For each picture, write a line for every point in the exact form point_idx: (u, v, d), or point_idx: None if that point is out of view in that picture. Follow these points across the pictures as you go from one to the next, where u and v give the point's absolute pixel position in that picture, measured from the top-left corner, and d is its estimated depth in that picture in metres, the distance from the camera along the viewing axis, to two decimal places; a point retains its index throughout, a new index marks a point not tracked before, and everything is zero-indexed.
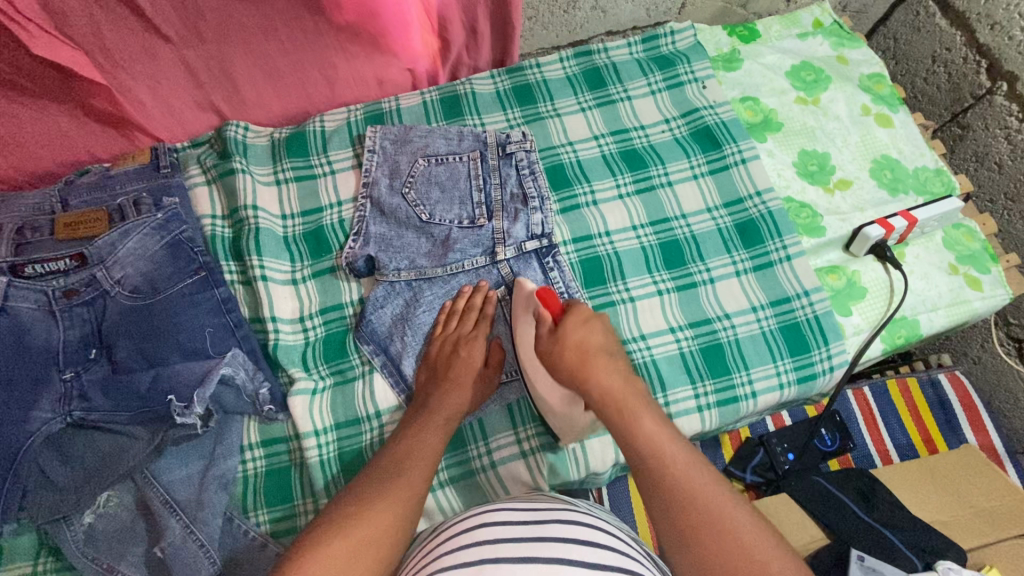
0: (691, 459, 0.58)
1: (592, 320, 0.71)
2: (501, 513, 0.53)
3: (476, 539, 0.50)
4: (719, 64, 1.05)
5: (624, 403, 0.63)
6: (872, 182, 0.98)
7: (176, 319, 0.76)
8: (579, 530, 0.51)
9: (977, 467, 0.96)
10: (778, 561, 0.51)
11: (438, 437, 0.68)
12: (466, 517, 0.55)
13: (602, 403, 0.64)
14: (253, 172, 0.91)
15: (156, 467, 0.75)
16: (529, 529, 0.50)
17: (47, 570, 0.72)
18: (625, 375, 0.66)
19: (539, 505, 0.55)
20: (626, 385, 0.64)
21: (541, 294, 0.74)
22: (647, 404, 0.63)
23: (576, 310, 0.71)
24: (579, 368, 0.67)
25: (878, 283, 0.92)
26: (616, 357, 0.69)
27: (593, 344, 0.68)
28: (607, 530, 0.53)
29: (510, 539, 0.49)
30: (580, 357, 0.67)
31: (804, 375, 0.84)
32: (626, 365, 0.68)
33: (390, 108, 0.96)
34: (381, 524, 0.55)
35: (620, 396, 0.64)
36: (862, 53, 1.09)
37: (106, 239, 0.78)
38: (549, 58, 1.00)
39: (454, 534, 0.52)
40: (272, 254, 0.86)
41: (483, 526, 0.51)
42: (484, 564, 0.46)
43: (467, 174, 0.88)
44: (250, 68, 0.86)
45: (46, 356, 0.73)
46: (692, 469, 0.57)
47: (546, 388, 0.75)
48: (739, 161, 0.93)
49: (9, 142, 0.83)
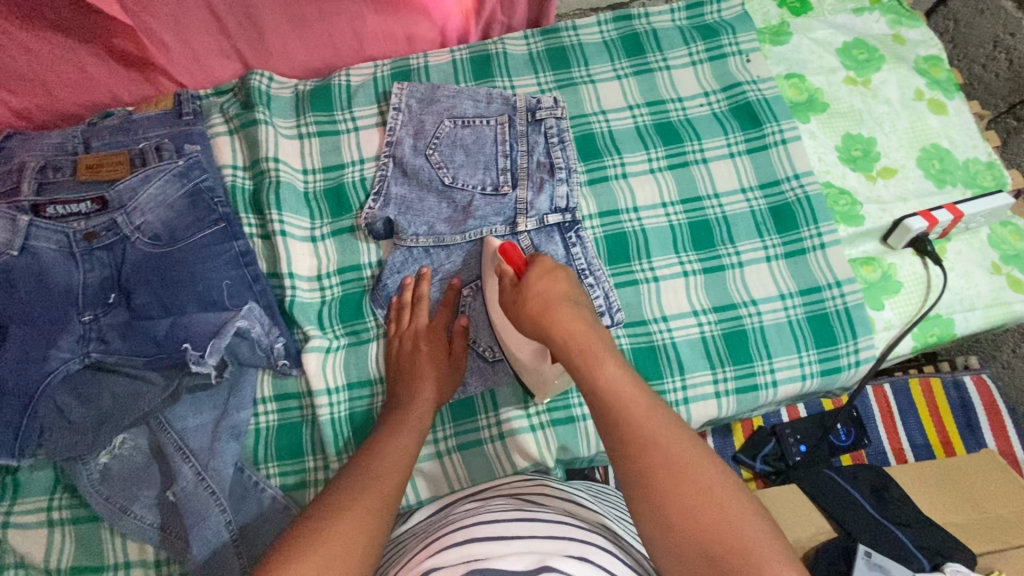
0: (656, 412, 0.56)
1: (557, 270, 0.67)
2: (490, 528, 0.53)
3: (466, 555, 0.49)
4: (765, 37, 0.99)
5: (588, 352, 0.60)
6: (919, 172, 0.93)
7: (194, 269, 0.76)
8: (569, 546, 0.51)
9: (995, 473, 0.93)
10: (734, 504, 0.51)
11: (409, 442, 0.67)
12: (453, 532, 0.54)
13: (565, 350, 0.61)
14: (276, 124, 0.89)
15: (171, 414, 0.76)
16: (517, 543, 0.50)
17: (63, 506, 0.74)
18: (589, 322, 0.62)
19: (528, 521, 0.55)
20: (590, 331, 0.61)
21: (500, 249, 0.71)
22: (615, 354, 0.60)
23: (537, 264, 0.68)
24: (541, 316, 0.63)
25: (915, 278, 0.88)
26: (581, 304, 0.65)
27: (556, 293, 0.65)
28: (597, 543, 0.53)
29: (498, 554, 0.49)
30: (543, 306, 0.64)
31: (828, 367, 0.81)
32: (592, 313, 0.64)
33: (417, 65, 0.92)
34: (353, 537, 0.54)
35: (584, 343, 0.60)
36: (920, 33, 1.02)
37: (127, 184, 0.77)
38: (586, 21, 0.96)
39: (441, 548, 0.52)
40: (292, 209, 0.84)
41: (470, 541, 0.51)
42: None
43: (493, 139, 0.85)
44: (276, 15, 0.84)
45: (67, 296, 0.74)
46: (672, 440, 0.54)
47: (518, 345, 0.73)
48: (779, 141, 0.89)
49: (33, 79, 0.82)
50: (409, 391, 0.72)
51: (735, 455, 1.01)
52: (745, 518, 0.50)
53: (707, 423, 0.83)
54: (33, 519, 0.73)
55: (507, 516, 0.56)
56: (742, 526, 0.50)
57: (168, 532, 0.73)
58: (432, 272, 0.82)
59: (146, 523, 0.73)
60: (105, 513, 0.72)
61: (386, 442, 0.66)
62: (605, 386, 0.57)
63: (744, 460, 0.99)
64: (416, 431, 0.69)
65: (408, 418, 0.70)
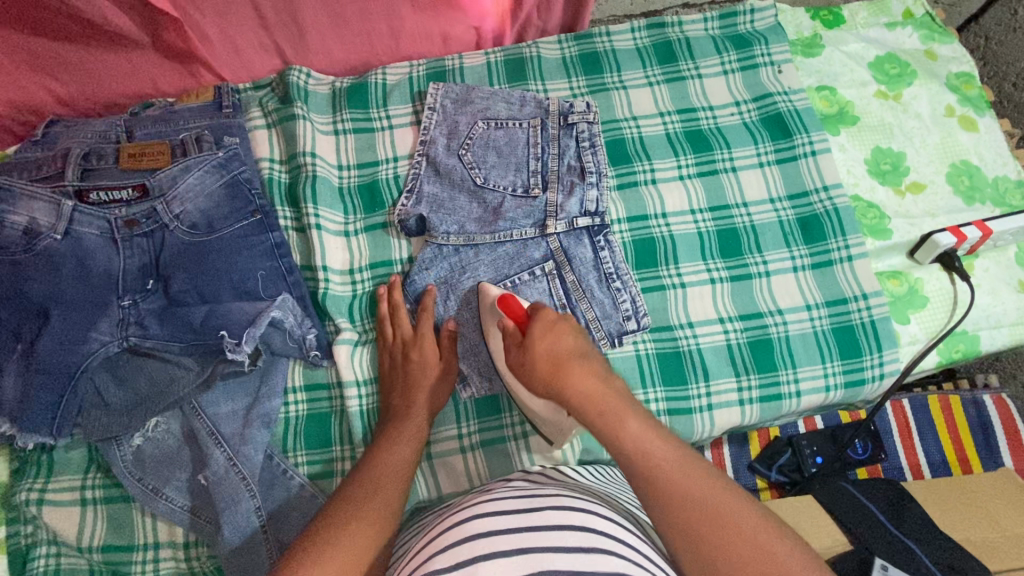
0: (685, 465, 0.57)
1: (558, 324, 0.67)
2: (498, 503, 0.54)
3: (468, 530, 0.51)
4: (797, 49, 0.99)
5: (609, 413, 0.60)
6: (948, 188, 0.93)
7: (233, 259, 0.78)
8: (575, 515, 0.53)
9: (1010, 495, 0.91)
10: (781, 546, 0.52)
11: (410, 447, 0.69)
12: (461, 509, 0.56)
13: (583, 412, 0.61)
14: (313, 120, 0.90)
15: (204, 399, 0.77)
16: (522, 517, 0.52)
17: (96, 486, 0.76)
18: (601, 377, 0.63)
19: (534, 494, 0.56)
20: (606, 391, 0.62)
21: (500, 301, 0.73)
22: (633, 410, 0.60)
23: (538, 317, 0.68)
24: (553, 378, 0.63)
25: (941, 293, 0.88)
26: (591, 359, 0.65)
27: (562, 350, 0.65)
28: (601, 513, 0.55)
29: (503, 531, 0.50)
30: (552, 367, 0.64)
31: (852, 380, 0.82)
32: (603, 367, 0.65)
33: (452, 66, 0.94)
34: (364, 544, 0.56)
35: (602, 403, 0.61)
36: (953, 49, 1.02)
37: (168, 173, 0.79)
38: (620, 28, 0.97)
39: (450, 526, 0.54)
40: (327, 203, 0.86)
41: (477, 516, 0.52)
42: (480, 561, 0.47)
43: (526, 141, 0.86)
44: (318, 13, 0.85)
45: (108, 281, 0.76)
46: (690, 477, 0.56)
47: (531, 399, 0.73)
48: (809, 153, 0.90)
49: (80, 68, 0.85)
50: (403, 401, 0.74)
51: (750, 465, 1.00)
52: (771, 540, 0.52)
53: (730, 431, 0.83)
54: (67, 496, 0.74)
55: (515, 491, 0.57)
56: (771, 547, 0.52)
57: (197, 514, 0.74)
58: (404, 281, 0.83)
59: (177, 506, 0.74)
60: (137, 494, 0.74)
61: (391, 448, 0.68)
62: (629, 448, 0.58)
63: (760, 470, 0.98)
64: (416, 438, 0.70)
65: (406, 425, 0.71)
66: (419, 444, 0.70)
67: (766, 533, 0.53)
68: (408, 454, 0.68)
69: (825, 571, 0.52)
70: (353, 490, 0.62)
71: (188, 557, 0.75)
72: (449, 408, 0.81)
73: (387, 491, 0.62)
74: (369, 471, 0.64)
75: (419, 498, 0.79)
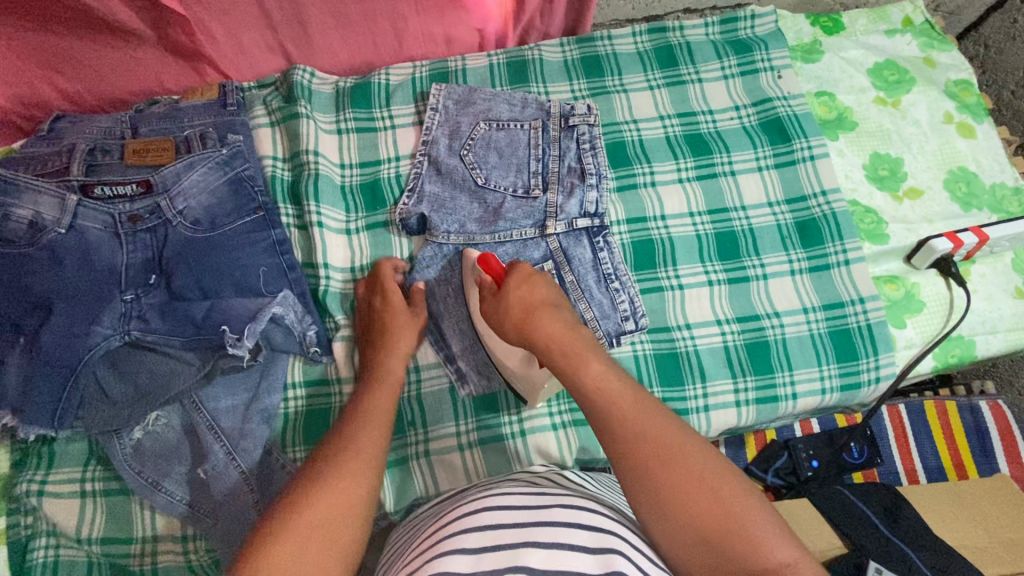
0: (642, 404, 0.58)
1: (534, 276, 0.70)
2: (502, 498, 0.56)
3: (473, 523, 0.52)
4: (797, 54, 1.00)
5: (574, 352, 0.63)
6: (945, 195, 0.93)
7: (236, 255, 0.79)
8: (579, 514, 0.53)
9: (1006, 498, 0.92)
10: (724, 483, 0.53)
11: (387, 398, 0.69)
12: (468, 502, 0.57)
13: (551, 352, 0.64)
14: (317, 118, 0.91)
15: (205, 394, 0.78)
16: (526, 513, 0.53)
17: (95, 478, 0.76)
18: (571, 324, 0.66)
19: (539, 492, 0.57)
20: (572, 335, 0.64)
21: (479, 259, 0.74)
22: (597, 353, 0.63)
23: (516, 269, 0.71)
24: (523, 323, 0.66)
25: (938, 298, 0.89)
26: (562, 307, 0.68)
27: (536, 300, 0.68)
28: (606, 513, 0.56)
29: (508, 525, 0.51)
30: (524, 313, 0.67)
31: (848, 383, 0.82)
32: (573, 316, 0.68)
33: (455, 68, 0.95)
34: (345, 495, 0.55)
35: (568, 345, 0.63)
36: (952, 57, 1.03)
37: (172, 170, 0.79)
38: (622, 32, 0.98)
39: (455, 518, 0.55)
40: (329, 202, 0.87)
41: (484, 511, 0.54)
42: (484, 552, 0.48)
43: (527, 143, 0.87)
44: (322, 12, 0.86)
45: (111, 275, 0.76)
46: (644, 414, 0.57)
47: (504, 352, 0.75)
48: (807, 158, 0.91)
49: (87, 66, 0.86)
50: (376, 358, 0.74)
51: (747, 467, 1.00)
52: (715, 478, 0.54)
53: (726, 433, 0.84)
54: (67, 488, 0.75)
55: (521, 488, 0.58)
56: (714, 485, 0.53)
57: (196, 508, 0.75)
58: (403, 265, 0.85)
59: (176, 499, 0.75)
60: (136, 487, 0.75)
61: (366, 400, 0.68)
62: (589, 385, 0.60)
63: (756, 472, 0.98)
64: (393, 387, 0.71)
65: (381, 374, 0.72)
66: (396, 392, 0.70)
67: (721, 478, 0.54)
68: (385, 402, 0.68)
69: (771, 514, 0.53)
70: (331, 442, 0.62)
71: (186, 550, 0.75)
72: (447, 405, 0.81)
73: (367, 440, 0.62)
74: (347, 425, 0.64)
75: (417, 494, 0.79)
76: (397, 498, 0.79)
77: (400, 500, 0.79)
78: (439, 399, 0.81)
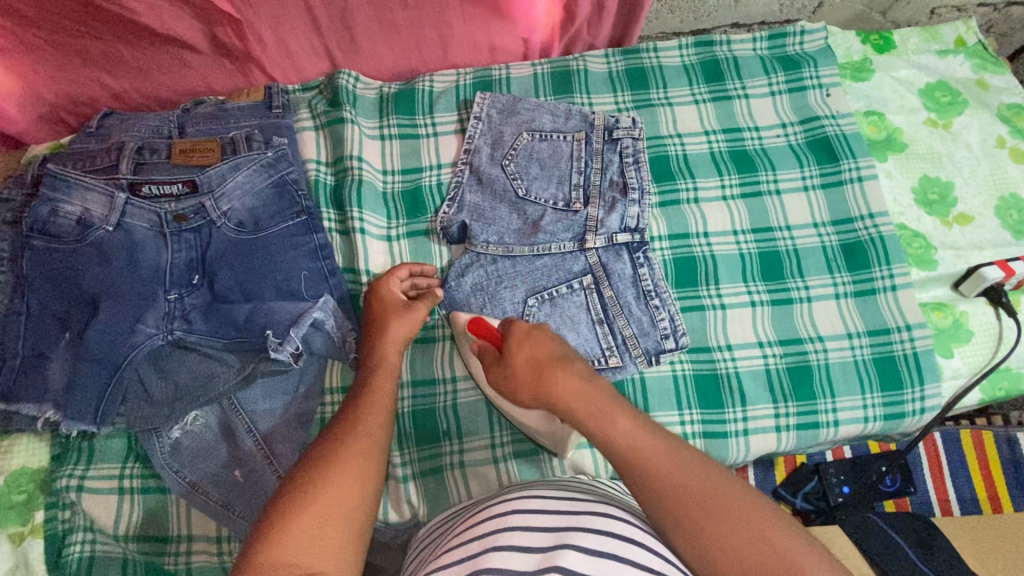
0: (671, 456, 0.56)
1: (535, 331, 0.67)
2: (533, 501, 0.55)
3: (502, 524, 0.51)
4: (847, 72, 0.98)
5: (597, 411, 0.59)
6: (996, 221, 0.91)
7: (277, 258, 0.79)
8: (616, 528, 0.52)
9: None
10: (765, 519, 0.51)
11: (387, 382, 0.69)
12: (497, 503, 0.57)
13: (574, 413, 0.61)
14: (360, 123, 0.91)
15: (242, 396, 0.78)
16: (559, 519, 0.52)
17: (135, 475, 0.77)
18: (587, 378, 0.63)
19: (572, 498, 0.56)
20: (593, 390, 0.62)
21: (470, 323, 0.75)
22: (622, 408, 0.60)
23: (514, 328, 0.68)
24: (539, 383, 0.63)
25: (985, 328, 0.86)
26: (576, 359, 0.65)
27: (546, 355, 0.65)
28: (638, 524, 0.54)
29: (540, 530, 0.51)
30: (538, 372, 0.64)
31: (892, 412, 0.80)
32: (588, 368, 0.65)
33: (499, 76, 0.94)
34: (354, 479, 0.55)
35: (590, 404, 0.60)
36: (1005, 79, 1.00)
37: (217, 170, 0.79)
38: (668, 44, 0.96)
39: (483, 519, 0.54)
40: (371, 208, 0.87)
41: (515, 513, 0.53)
42: (517, 554, 0.48)
43: (569, 155, 0.86)
44: (369, 19, 0.86)
45: (154, 274, 0.77)
46: (678, 469, 0.55)
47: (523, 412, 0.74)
48: (855, 179, 0.89)
49: (134, 66, 0.87)
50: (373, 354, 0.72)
51: (776, 490, 0.96)
52: (755, 517, 0.51)
53: (765, 457, 0.82)
54: (106, 484, 0.76)
55: (551, 492, 0.57)
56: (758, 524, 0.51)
57: (230, 510, 0.75)
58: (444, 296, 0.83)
59: (211, 500, 0.75)
60: (173, 485, 0.75)
61: (366, 385, 0.68)
62: (619, 446, 0.57)
63: (785, 496, 0.94)
64: (391, 373, 0.70)
65: (386, 360, 0.71)
66: (394, 376, 0.70)
67: (771, 523, 0.51)
68: (385, 387, 0.68)
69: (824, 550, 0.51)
70: (336, 427, 0.62)
71: (220, 551, 0.75)
72: (482, 416, 0.81)
73: (370, 422, 0.62)
74: (354, 411, 0.64)
75: (450, 504, 0.79)
76: (430, 506, 0.79)
77: (433, 509, 0.78)
78: (474, 410, 0.81)
